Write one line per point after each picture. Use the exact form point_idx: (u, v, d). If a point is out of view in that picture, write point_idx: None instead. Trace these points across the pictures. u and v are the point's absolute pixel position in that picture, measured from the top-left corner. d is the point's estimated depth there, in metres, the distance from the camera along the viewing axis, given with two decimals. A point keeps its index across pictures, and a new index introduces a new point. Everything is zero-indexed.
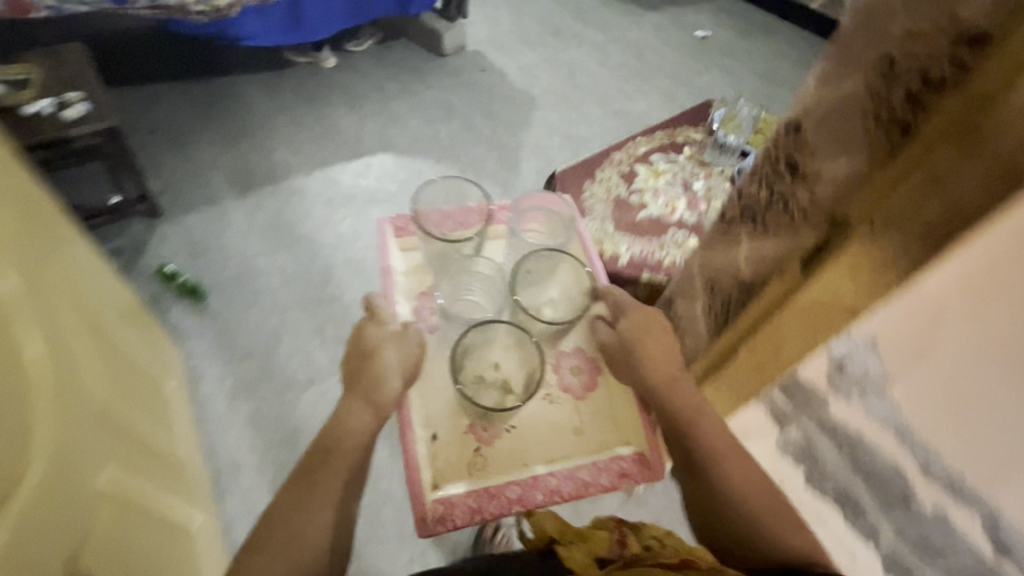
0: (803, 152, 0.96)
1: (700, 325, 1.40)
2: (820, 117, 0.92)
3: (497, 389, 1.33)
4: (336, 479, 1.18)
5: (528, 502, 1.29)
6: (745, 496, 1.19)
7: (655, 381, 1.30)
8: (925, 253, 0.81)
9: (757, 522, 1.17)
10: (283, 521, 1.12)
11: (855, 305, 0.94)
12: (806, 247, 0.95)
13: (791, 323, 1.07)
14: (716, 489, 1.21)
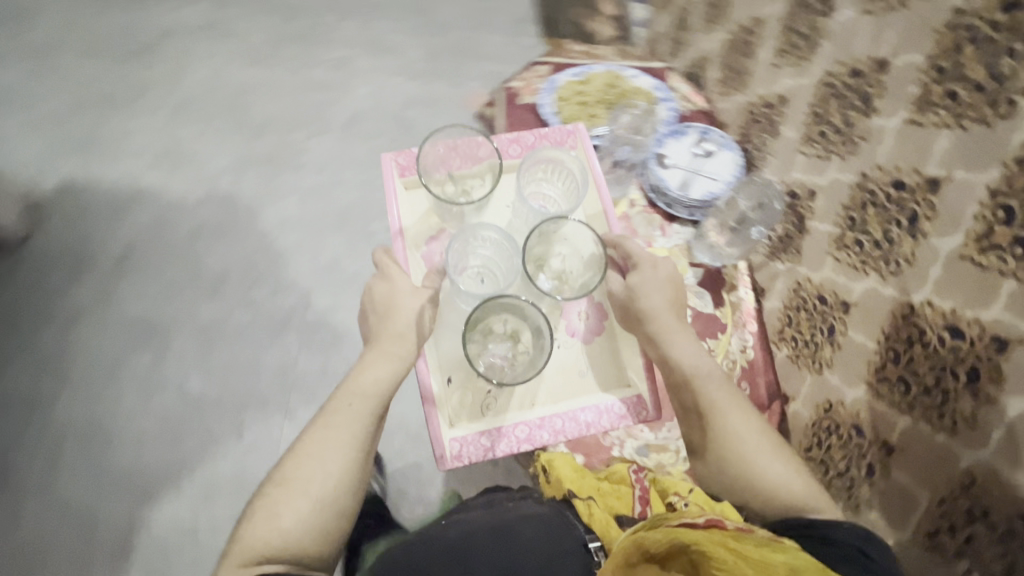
0: (997, 209, 0.63)
1: (835, 357, 0.89)
2: (975, 164, 0.65)
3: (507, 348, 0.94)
4: (361, 402, 0.81)
5: (537, 441, 0.96)
6: (752, 438, 0.79)
7: (674, 323, 0.88)
8: (950, 512, 0.68)
9: (764, 466, 0.76)
10: (313, 444, 0.77)
11: (888, 448, 0.78)
12: (958, 336, 0.67)
13: (890, 466, 0.77)
14: (722, 429, 0.79)
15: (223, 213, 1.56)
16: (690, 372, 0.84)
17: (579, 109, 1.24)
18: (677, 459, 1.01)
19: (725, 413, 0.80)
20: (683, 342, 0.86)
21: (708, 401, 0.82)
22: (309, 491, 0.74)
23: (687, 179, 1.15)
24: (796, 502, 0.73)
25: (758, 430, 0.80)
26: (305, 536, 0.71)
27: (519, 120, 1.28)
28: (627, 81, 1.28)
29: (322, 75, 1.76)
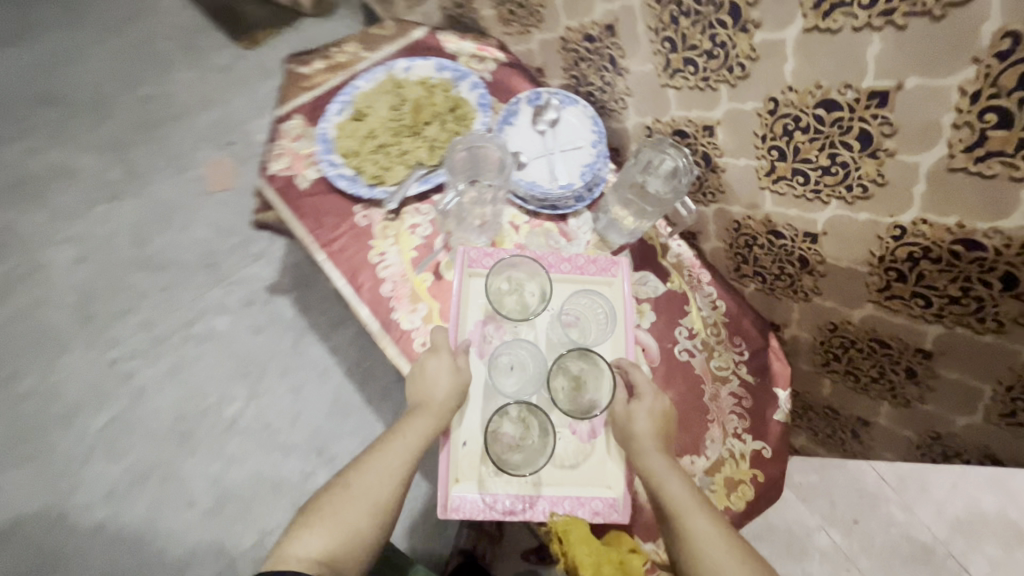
0: (984, 110, 0.52)
1: (820, 284, 0.81)
2: (936, 65, 0.53)
3: (507, 443, 0.81)
4: (411, 436, 0.74)
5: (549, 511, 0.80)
6: (726, 547, 0.66)
7: (658, 452, 0.75)
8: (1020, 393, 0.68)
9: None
10: (353, 477, 0.71)
11: (924, 353, 0.74)
12: (978, 250, 0.59)
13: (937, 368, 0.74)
14: (690, 542, 0.68)
15: (33, 531, 1.11)
16: (667, 486, 0.72)
17: (380, 155, 0.93)
18: (739, 463, 0.88)
19: (692, 520, 0.69)
20: (669, 469, 0.73)
21: (678, 512, 0.70)
22: (348, 515, 0.68)
23: (554, 165, 0.94)
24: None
25: (727, 540, 0.67)
26: (333, 544, 0.66)
27: (318, 210, 0.92)
28: (405, 87, 0.97)
29: (30, 278, 1.28)
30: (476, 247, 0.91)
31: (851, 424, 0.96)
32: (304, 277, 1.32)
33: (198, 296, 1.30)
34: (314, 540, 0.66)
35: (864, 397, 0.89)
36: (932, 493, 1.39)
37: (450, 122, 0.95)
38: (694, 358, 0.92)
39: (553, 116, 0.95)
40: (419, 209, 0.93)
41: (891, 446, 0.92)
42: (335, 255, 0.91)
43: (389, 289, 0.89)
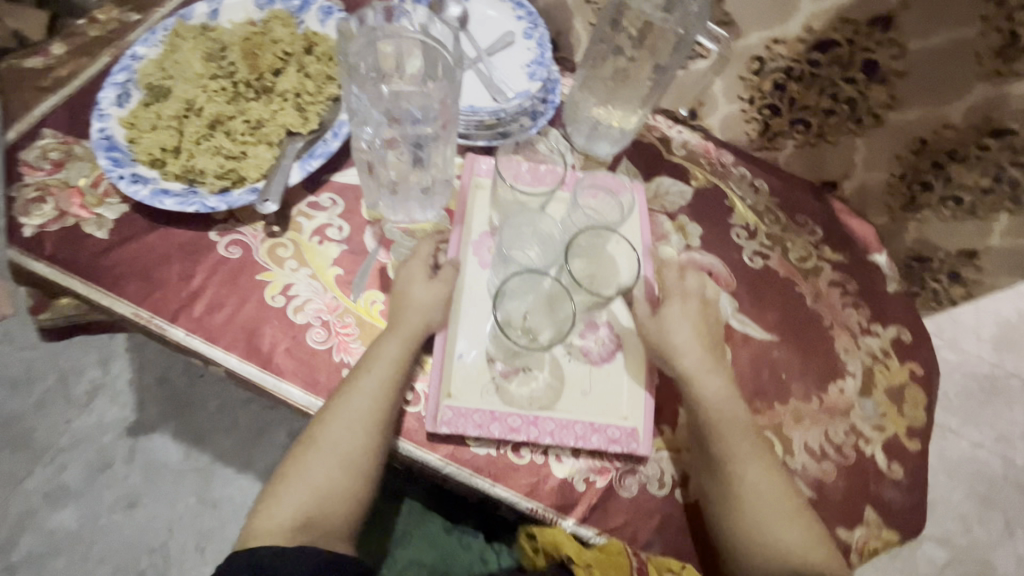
0: None
1: (896, 89, 0.59)
2: None
3: (506, 341, 0.54)
4: (389, 362, 0.49)
5: (553, 449, 0.52)
6: (774, 486, 0.52)
7: (704, 363, 0.54)
8: None
9: (772, 528, 0.50)
10: (326, 417, 0.47)
11: None
12: None
13: None
14: (735, 481, 0.51)
15: None
16: (715, 415, 0.53)
17: (217, 138, 0.55)
18: (885, 365, 0.64)
19: (738, 459, 0.52)
20: (716, 379, 0.54)
21: (723, 448, 0.52)
22: (325, 465, 0.46)
23: (489, 74, 0.64)
24: (798, 564, 0.49)
25: (773, 478, 0.52)
26: (314, 506, 0.46)
27: (145, 263, 0.53)
28: (219, 28, 0.60)
29: None
30: (426, 225, 0.59)
31: (949, 266, 0.77)
32: (176, 394, 0.88)
33: (15, 492, 0.83)
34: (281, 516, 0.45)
35: (969, 220, 0.70)
36: (970, 323, 1.28)
37: (313, 61, 0.60)
38: (769, 259, 0.67)
39: (463, 16, 0.66)
40: (319, 204, 0.58)
41: (1009, 270, 0.74)
42: (205, 322, 0.52)
43: (322, 339, 0.53)
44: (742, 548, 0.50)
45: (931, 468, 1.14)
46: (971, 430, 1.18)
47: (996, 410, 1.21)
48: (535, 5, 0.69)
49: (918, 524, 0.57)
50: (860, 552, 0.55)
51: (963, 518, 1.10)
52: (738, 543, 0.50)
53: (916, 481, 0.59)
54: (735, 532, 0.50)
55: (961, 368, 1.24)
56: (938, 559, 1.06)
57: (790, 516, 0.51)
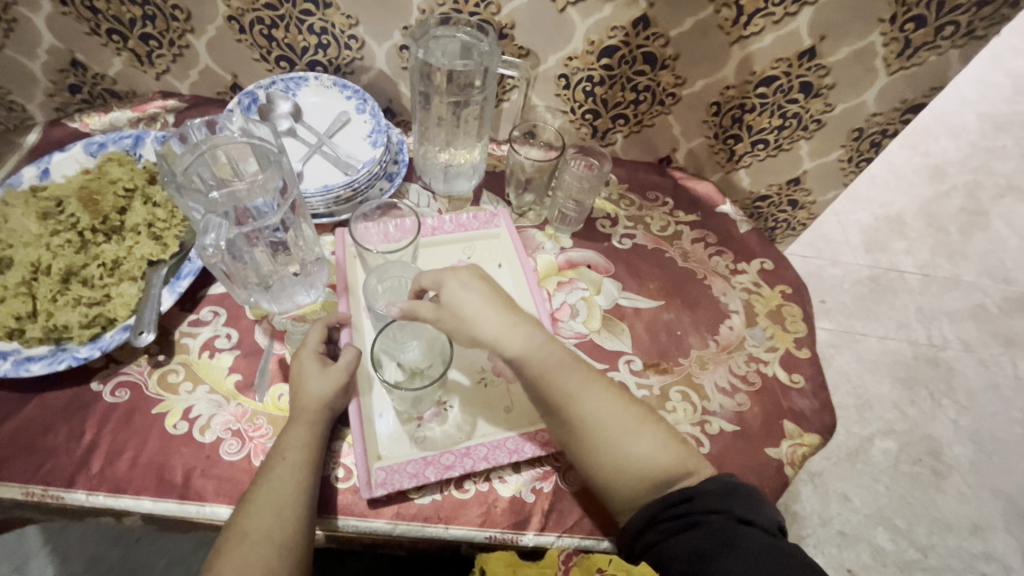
0: None
1: (676, 69, 0.70)
2: None
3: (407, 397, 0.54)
4: (305, 441, 0.49)
5: (488, 470, 0.53)
6: (611, 408, 0.52)
7: (504, 315, 0.54)
8: (906, 27, 0.63)
9: (626, 457, 0.50)
10: (250, 510, 0.45)
11: (810, 53, 0.67)
12: None
13: (829, 59, 0.67)
14: (576, 421, 0.51)
15: None
16: (545, 367, 0.52)
17: (73, 290, 0.55)
18: (758, 293, 0.72)
19: (575, 399, 0.51)
20: (513, 323, 0.53)
21: (559, 393, 0.52)
22: (252, 561, 0.43)
23: (335, 154, 0.68)
24: (658, 472, 0.50)
25: (614, 405, 0.52)
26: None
27: (26, 438, 0.50)
28: (51, 185, 0.60)
29: None
30: (314, 306, 0.61)
31: (787, 196, 0.88)
32: (114, 568, 0.84)
33: None
34: None
35: (782, 154, 0.80)
36: (839, 237, 1.45)
37: (159, 190, 0.61)
38: (634, 234, 0.74)
39: (294, 108, 0.70)
40: (201, 320, 0.58)
41: (830, 186, 0.85)
42: (107, 475, 0.50)
43: (236, 450, 0.52)
44: (607, 482, 0.50)
45: (856, 371, 1.24)
46: (876, 326, 1.31)
47: (887, 303, 1.35)
48: (359, 84, 0.75)
49: (830, 421, 0.63)
50: (794, 462, 0.60)
51: (898, 406, 1.20)
52: (600, 482, 0.50)
53: (818, 383, 0.65)
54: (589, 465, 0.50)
55: (848, 277, 1.38)
56: (892, 450, 1.15)
57: (633, 432, 0.51)
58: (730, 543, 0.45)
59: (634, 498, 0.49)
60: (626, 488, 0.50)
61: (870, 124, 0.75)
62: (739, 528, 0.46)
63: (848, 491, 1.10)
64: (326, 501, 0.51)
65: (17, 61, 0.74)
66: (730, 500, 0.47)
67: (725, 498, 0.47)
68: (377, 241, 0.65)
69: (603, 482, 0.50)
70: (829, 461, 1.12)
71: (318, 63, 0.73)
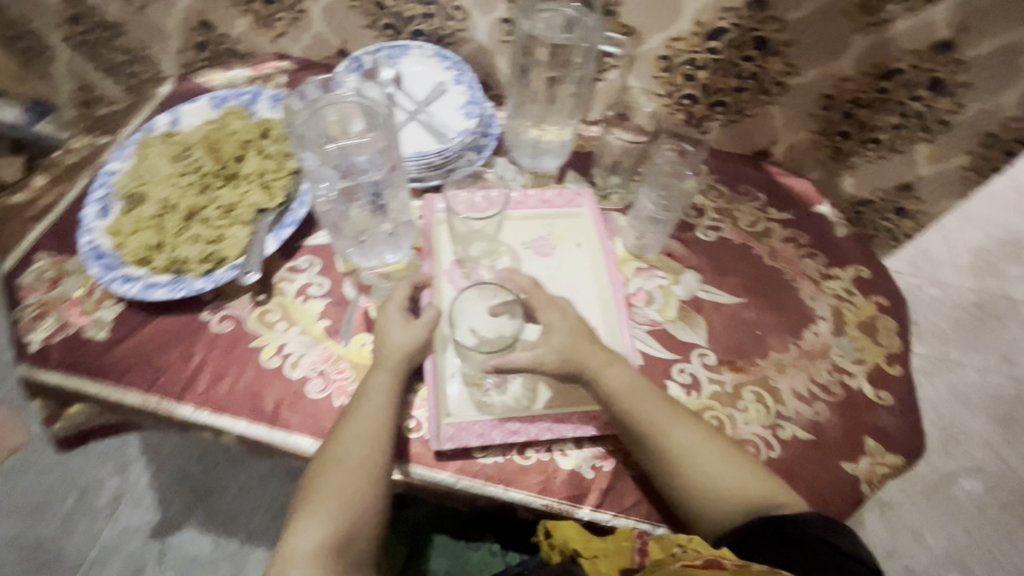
0: None
1: (788, 55, 0.66)
2: None
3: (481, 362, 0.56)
4: (389, 384, 0.52)
5: (554, 439, 0.54)
6: (697, 442, 0.51)
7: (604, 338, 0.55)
8: None
9: (724, 489, 0.50)
10: (340, 439, 0.49)
11: (948, 44, 0.61)
12: None
13: (969, 53, 0.61)
14: (669, 453, 0.51)
15: None
16: (635, 400, 0.52)
17: (193, 230, 0.60)
18: (850, 301, 0.67)
19: (667, 431, 0.51)
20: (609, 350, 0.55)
21: (648, 425, 0.51)
22: (345, 485, 0.47)
23: (430, 122, 0.71)
24: (751, 501, 0.50)
25: (706, 439, 0.52)
26: (343, 529, 0.46)
27: (147, 354, 0.57)
28: (181, 133, 0.67)
29: None
30: (399, 265, 0.63)
31: (893, 204, 0.81)
32: (197, 485, 0.93)
33: None
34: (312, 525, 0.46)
35: (895, 156, 0.74)
36: (944, 256, 1.32)
37: (270, 143, 0.66)
38: (722, 225, 0.71)
39: (397, 75, 0.73)
40: (298, 267, 0.63)
41: (946, 196, 0.78)
42: (210, 396, 0.55)
43: (320, 389, 0.56)
44: (707, 513, 0.50)
45: (946, 402, 1.14)
46: (976, 357, 1.19)
47: (992, 333, 1.23)
48: (459, 55, 0.77)
49: (917, 444, 0.59)
50: (872, 482, 0.57)
51: (991, 445, 1.10)
52: (701, 513, 0.50)
53: (908, 403, 0.61)
54: (683, 489, 0.50)
55: (948, 300, 1.26)
56: (978, 492, 1.05)
57: (726, 462, 0.51)
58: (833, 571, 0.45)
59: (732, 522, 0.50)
60: (727, 522, 0.50)
61: (1006, 129, 0.68)
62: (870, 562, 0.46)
63: (920, 527, 1.02)
64: (399, 446, 0.54)
65: (158, 20, 0.81)
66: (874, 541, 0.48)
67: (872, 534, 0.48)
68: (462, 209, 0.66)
69: (704, 514, 0.50)
70: (903, 492, 1.04)
71: (422, 33, 0.76)
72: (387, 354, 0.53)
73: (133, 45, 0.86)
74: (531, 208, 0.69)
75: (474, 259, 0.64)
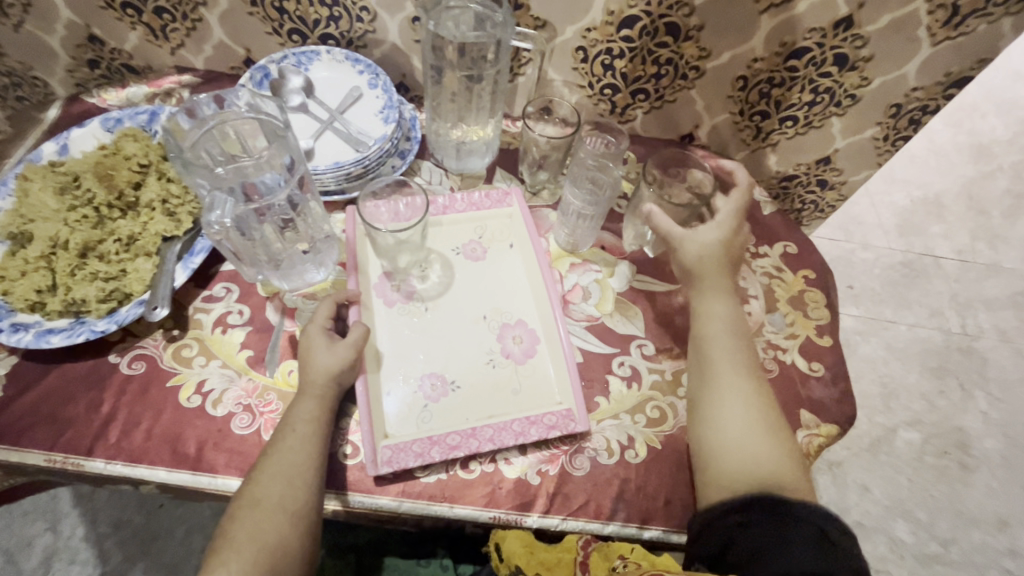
0: None
1: (700, 40, 0.66)
2: None
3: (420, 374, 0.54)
4: (314, 415, 0.50)
5: (497, 449, 0.53)
6: (743, 397, 0.54)
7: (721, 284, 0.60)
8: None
9: (741, 445, 0.52)
10: (260, 479, 0.47)
11: (848, 20, 0.62)
12: None
13: (868, 28, 0.63)
14: (711, 390, 0.55)
15: None
16: (716, 339, 0.57)
17: (90, 267, 0.56)
18: (779, 278, 0.69)
19: (722, 368, 0.55)
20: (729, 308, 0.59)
21: (712, 360, 0.56)
22: (264, 527, 0.45)
23: (346, 130, 0.67)
24: (763, 468, 0.51)
25: (751, 395, 0.54)
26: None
27: (49, 407, 0.52)
28: (69, 161, 0.61)
29: None
30: (324, 283, 0.60)
31: (816, 177, 0.84)
32: (139, 532, 0.88)
33: None
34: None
35: (813, 131, 0.76)
36: (872, 220, 1.38)
37: (173, 166, 0.61)
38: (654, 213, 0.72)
39: (307, 83, 0.69)
40: (214, 296, 0.59)
41: (863, 166, 0.81)
42: (124, 445, 0.51)
43: (247, 424, 0.53)
44: (715, 458, 0.52)
45: (883, 359, 1.19)
46: (908, 314, 1.26)
47: (920, 289, 1.29)
48: (373, 57, 0.74)
49: (850, 412, 0.61)
50: (810, 453, 0.59)
51: (926, 396, 1.16)
52: (709, 455, 0.52)
53: (839, 372, 0.63)
54: (704, 434, 0.53)
55: (879, 262, 1.32)
56: (917, 442, 1.11)
57: (756, 424, 0.53)
58: (819, 553, 0.45)
59: (732, 481, 0.51)
60: (731, 476, 0.51)
61: (910, 99, 0.70)
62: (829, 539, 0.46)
63: (868, 481, 1.07)
64: (334, 476, 0.51)
65: (37, 37, 0.74)
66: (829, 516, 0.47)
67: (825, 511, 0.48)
68: (387, 220, 0.64)
69: (714, 457, 0.52)
70: (850, 450, 1.09)
71: (330, 36, 0.72)
72: (311, 382, 0.51)
73: (12, 66, 0.79)
74: (460, 212, 0.67)
75: (403, 270, 0.62)
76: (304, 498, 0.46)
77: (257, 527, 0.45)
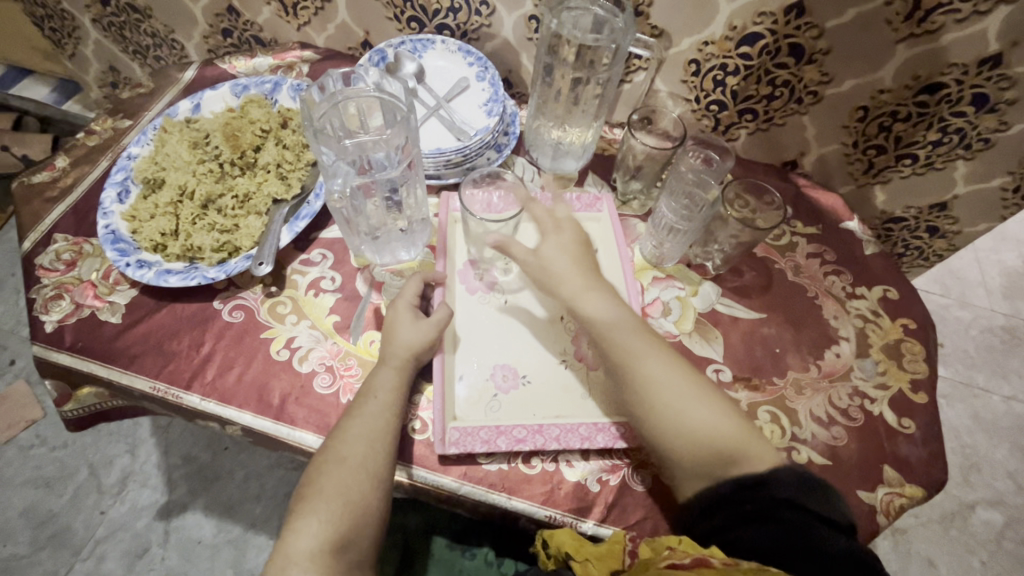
0: None
1: (825, 64, 0.63)
2: None
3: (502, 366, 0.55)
4: (395, 383, 0.52)
5: (561, 450, 0.53)
6: (676, 380, 0.51)
7: (583, 285, 0.55)
8: None
9: (692, 429, 0.49)
10: (343, 438, 0.49)
11: (997, 58, 0.58)
12: None
13: (1019, 69, 0.58)
14: (642, 381, 0.51)
15: None
16: (611, 331, 0.53)
17: (208, 218, 0.60)
18: (876, 323, 0.65)
19: (640, 359, 0.52)
20: (586, 287, 0.55)
21: (624, 352, 0.52)
22: (348, 483, 0.47)
23: (450, 118, 0.69)
24: (721, 445, 0.49)
25: (684, 374, 0.52)
26: (344, 528, 0.46)
27: (158, 340, 0.57)
28: (202, 120, 0.67)
29: None
30: (412, 263, 0.63)
31: (926, 222, 0.78)
32: (205, 468, 0.98)
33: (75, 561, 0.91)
34: (310, 526, 0.46)
35: (932, 173, 0.71)
36: (975, 277, 1.27)
37: (289, 134, 0.65)
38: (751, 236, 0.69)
39: (419, 69, 0.71)
40: (311, 260, 0.62)
41: (984, 217, 0.74)
42: (217, 385, 0.55)
43: (327, 384, 0.55)
44: (669, 451, 0.50)
45: (968, 428, 1.10)
46: (1003, 384, 1.15)
47: (1021, 359, 1.18)
48: (483, 51, 0.75)
49: (940, 477, 0.56)
50: (888, 512, 0.55)
51: (1013, 476, 1.06)
52: (662, 448, 0.50)
53: (930, 432, 0.59)
54: (650, 429, 0.50)
55: (976, 323, 1.22)
56: (997, 523, 1.02)
57: (703, 403, 0.51)
58: (810, 551, 0.42)
59: (695, 467, 0.49)
60: (692, 463, 0.49)
61: None
62: (818, 528, 0.43)
63: (933, 555, 0.99)
64: (401, 448, 0.53)
65: (185, 5, 0.81)
66: (806, 495, 0.45)
67: (800, 493, 0.46)
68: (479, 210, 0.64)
69: (669, 450, 0.49)
70: (917, 518, 1.01)
71: (446, 27, 0.75)
72: (391, 354, 0.53)
73: (159, 29, 0.87)
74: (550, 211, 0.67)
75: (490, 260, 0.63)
76: (383, 460, 0.48)
77: (340, 482, 0.47)
